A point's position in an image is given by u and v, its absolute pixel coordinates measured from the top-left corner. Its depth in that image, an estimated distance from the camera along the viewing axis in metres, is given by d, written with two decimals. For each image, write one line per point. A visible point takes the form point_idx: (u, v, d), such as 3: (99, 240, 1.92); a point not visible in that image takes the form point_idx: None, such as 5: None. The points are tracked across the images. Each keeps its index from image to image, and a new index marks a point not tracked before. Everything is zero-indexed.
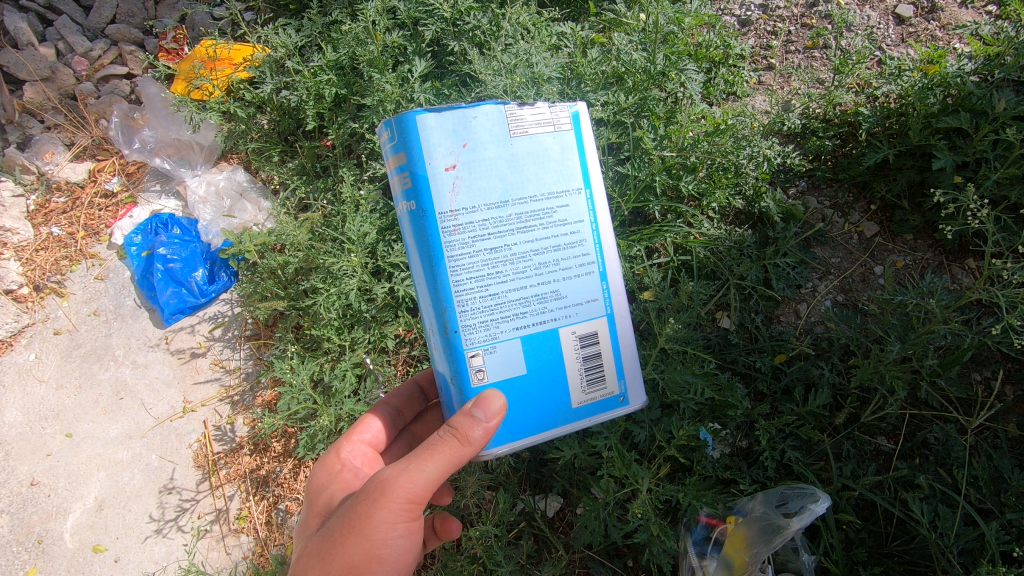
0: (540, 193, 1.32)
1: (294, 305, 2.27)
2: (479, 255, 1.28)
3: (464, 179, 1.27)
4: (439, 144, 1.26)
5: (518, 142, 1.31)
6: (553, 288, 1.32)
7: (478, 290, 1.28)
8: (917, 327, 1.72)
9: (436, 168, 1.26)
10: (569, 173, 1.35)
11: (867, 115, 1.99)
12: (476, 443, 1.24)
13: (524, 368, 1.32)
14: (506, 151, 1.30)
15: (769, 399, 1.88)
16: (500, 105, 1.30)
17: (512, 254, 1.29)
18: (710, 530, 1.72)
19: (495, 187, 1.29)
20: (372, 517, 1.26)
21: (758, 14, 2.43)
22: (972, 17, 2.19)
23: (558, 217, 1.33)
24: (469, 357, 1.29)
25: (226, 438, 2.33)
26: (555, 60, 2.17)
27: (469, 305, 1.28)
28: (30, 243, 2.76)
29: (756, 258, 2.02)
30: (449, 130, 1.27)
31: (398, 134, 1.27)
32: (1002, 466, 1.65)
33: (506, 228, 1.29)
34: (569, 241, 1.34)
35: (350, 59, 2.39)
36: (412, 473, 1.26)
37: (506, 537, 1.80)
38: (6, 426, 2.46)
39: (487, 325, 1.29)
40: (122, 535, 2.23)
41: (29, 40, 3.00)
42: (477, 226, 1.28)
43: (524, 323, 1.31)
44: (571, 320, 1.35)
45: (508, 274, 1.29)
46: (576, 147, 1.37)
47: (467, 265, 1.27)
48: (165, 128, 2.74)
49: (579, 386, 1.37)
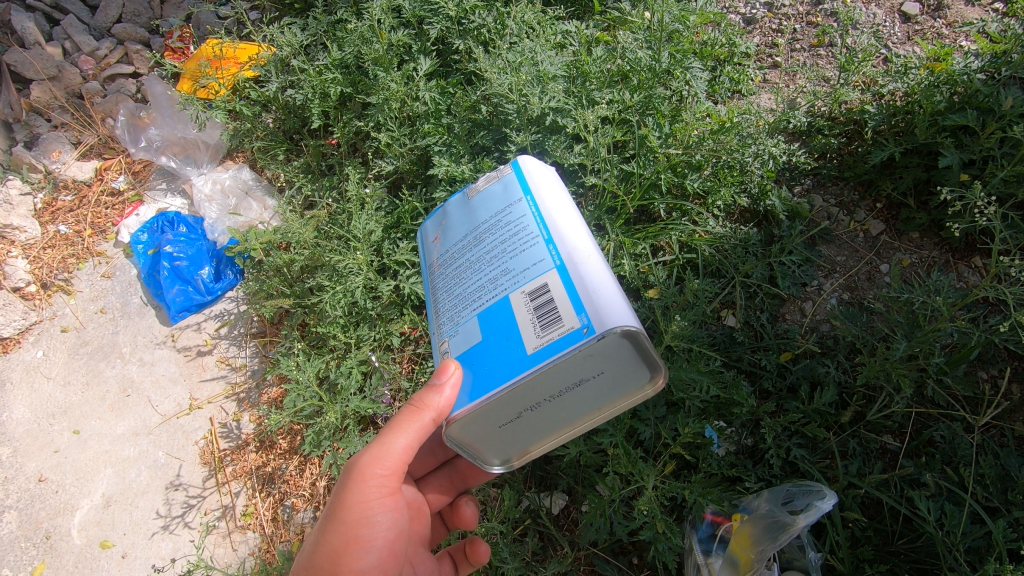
0: (490, 210, 1.58)
1: (299, 304, 2.26)
2: (450, 275, 1.59)
3: (444, 235, 1.69)
4: (433, 222, 1.76)
5: (476, 188, 1.67)
6: (501, 268, 1.46)
7: (448, 297, 1.56)
8: (923, 325, 1.72)
9: (430, 242, 1.73)
10: (512, 190, 1.58)
11: (873, 114, 2.01)
12: (434, 406, 1.40)
13: (479, 336, 1.43)
14: (469, 201, 1.67)
15: (775, 397, 1.87)
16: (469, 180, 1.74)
17: (470, 261, 1.55)
18: (715, 528, 1.68)
19: (462, 224, 1.64)
20: (344, 496, 1.44)
21: (762, 12, 2.44)
22: (978, 14, 2.19)
23: (503, 218, 1.53)
24: (442, 345, 1.51)
25: (232, 435, 2.34)
26: (560, 59, 2.18)
27: (444, 310, 1.55)
28: (38, 241, 2.77)
29: (761, 256, 2.02)
30: (436, 215, 1.76)
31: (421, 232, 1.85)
32: (1009, 464, 1.65)
33: (467, 248, 1.58)
34: (510, 233, 1.50)
35: (356, 58, 2.41)
36: (376, 449, 1.45)
37: (512, 534, 1.83)
38: (14, 422, 2.47)
39: (452, 318, 1.51)
40: (129, 532, 2.24)
41: (36, 40, 3.02)
42: (451, 260, 1.63)
43: (478, 304, 1.46)
44: (518, 283, 1.40)
45: (466, 276, 1.53)
46: (517, 172, 1.60)
47: (442, 283, 1.60)
48: (171, 127, 2.76)
49: (533, 332, 1.34)
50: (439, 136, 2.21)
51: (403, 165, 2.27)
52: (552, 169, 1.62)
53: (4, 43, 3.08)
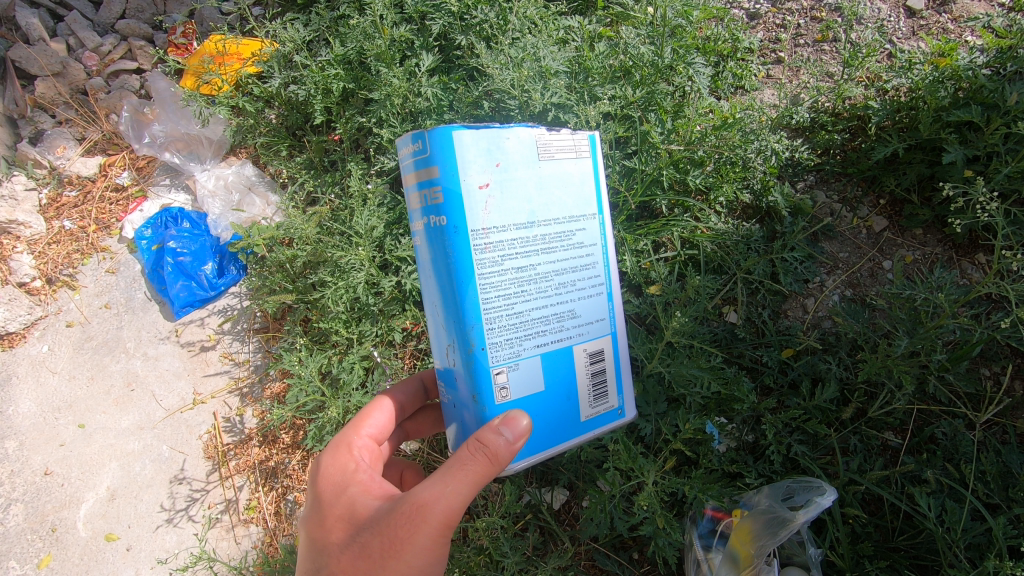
0: (563, 215, 1.32)
1: (302, 299, 2.28)
2: (508, 274, 1.25)
3: (499, 199, 1.23)
4: (474, 162, 1.21)
5: (546, 166, 1.30)
6: (570, 308, 1.34)
7: (506, 311, 1.26)
8: (926, 322, 1.71)
9: (472, 185, 1.21)
10: (585, 201, 1.37)
11: (877, 109, 1.98)
12: (506, 458, 1.22)
13: (542, 384, 1.32)
14: (534, 175, 1.28)
15: (776, 393, 1.90)
16: (532, 128, 1.28)
17: (536, 274, 1.28)
18: (715, 524, 1.71)
19: (523, 208, 1.26)
20: (410, 543, 1.24)
21: (767, 6, 2.42)
22: (983, 9, 2.17)
23: (575, 239, 1.34)
24: (495, 375, 1.26)
25: (235, 429, 2.36)
26: (563, 54, 2.16)
27: (496, 323, 1.25)
28: (42, 237, 2.79)
29: (763, 252, 2.01)
30: (483, 149, 1.22)
31: (432, 149, 1.20)
32: (1011, 461, 1.65)
33: (534, 248, 1.28)
34: (583, 263, 1.36)
35: (358, 53, 2.40)
36: (449, 500, 1.23)
37: (512, 529, 1.82)
38: (20, 416, 2.49)
39: (512, 343, 1.27)
40: (134, 524, 2.26)
41: (40, 36, 3.04)
42: (506, 245, 1.24)
43: (544, 342, 1.31)
44: (582, 337, 1.36)
45: (531, 294, 1.28)
46: (593, 176, 1.39)
47: (496, 284, 1.24)
48: (175, 123, 2.76)
49: (587, 401, 1.39)
50: None
51: None
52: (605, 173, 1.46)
53: (8, 38, 3.08)
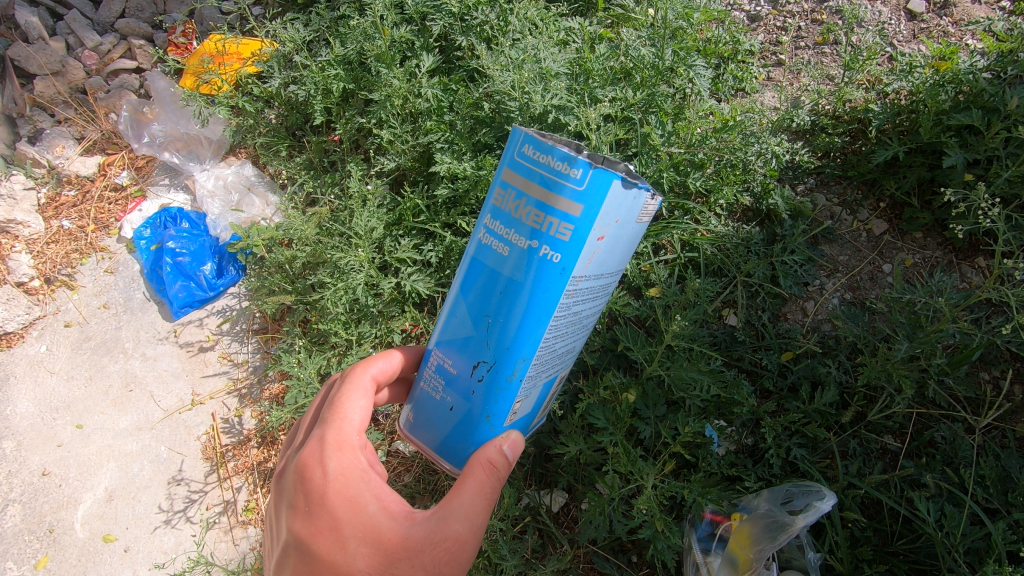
0: (620, 271, 1.33)
1: (301, 300, 2.27)
2: (571, 318, 1.23)
3: (603, 252, 1.17)
4: (610, 215, 1.12)
5: (641, 228, 1.27)
6: (579, 346, 1.39)
7: (550, 350, 1.25)
8: (925, 326, 1.71)
9: (601, 234, 1.13)
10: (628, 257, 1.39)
11: (877, 112, 1.98)
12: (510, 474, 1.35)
13: (533, 409, 1.37)
14: (632, 235, 1.24)
15: (775, 396, 1.88)
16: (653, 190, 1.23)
17: (581, 320, 1.29)
18: (715, 527, 1.69)
19: (610, 262, 1.23)
20: (444, 566, 1.32)
21: (767, 9, 2.42)
22: (984, 13, 2.17)
23: (612, 290, 1.37)
24: (517, 401, 1.27)
25: (234, 430, 2.35)
26: (563, 56, 2.17)
27: (540, 360, 1.24)
28: (41, 237, 2.78)
29: (764, 255, 2.01)
30: (624, 202, 1.13)
31: (586, 190, 1.07)
32: (1010, 465, 1.65)
33: (593, 300, 1.28)
34: (603, 309, 1.40)
35: (359, 54, 2.40)
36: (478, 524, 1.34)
37: (511, 532, 1.81)
38: (18, 416, 2.48)
39: (539, 377, 1.28)
40: (132, 526, 2.25)
41: (40, 35, 3.03)
42: (583, 294, 1.22)
43: (553, 373, 1.33)
44: (570, 368, 1.44)
45: (571, 336, 1.29)
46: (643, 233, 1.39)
47: (559, 326, 1.22)
48: (174, 123, 2.76)
49: (543, 417, 1.48)
50: (440, 133, 2.20)
51: (404, 163, 2.27)
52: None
53: (8, 38, 3.08)
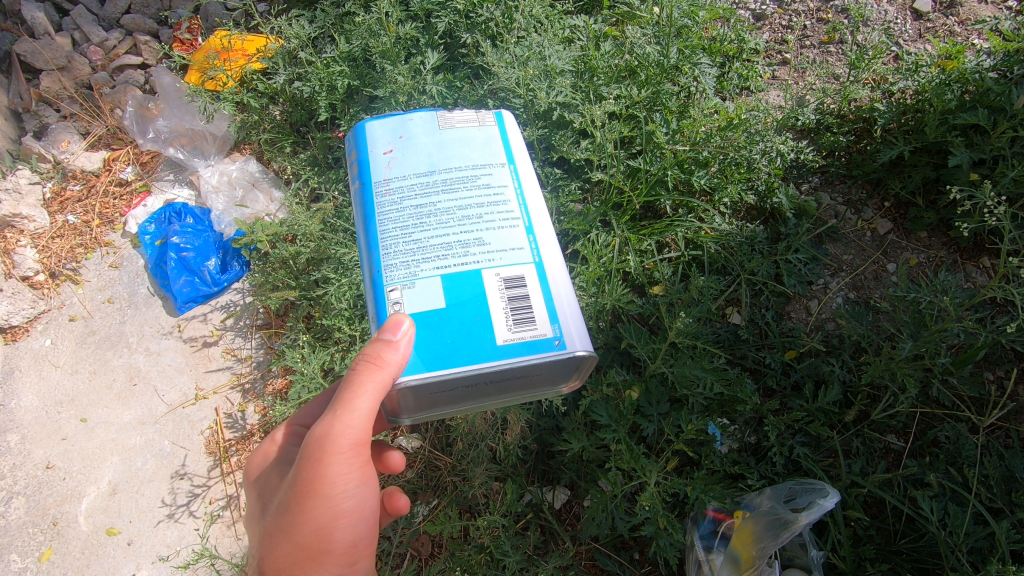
0: (465, 165, 1.52)
1: (304, 296, 2.28)
2: (406, 211, 1.46)
3: (398, 157, 1.53)
4: (381, 138, 1.58)
5: (446, 131, 1.57)
6: (476, 236, 1.42)
7: (402, 238, 1.42)
8: (930, 325, 1.70)
9: (377, 153, 1.56)
10: (493, 151, 1.56)
11: (882, 112, 1.98)
12: (392, 363, 1.27)
13: (440, 302, 1.35)
14: (433, 139, 1.56)
15: (779, 394, 1.87)
16: (432, 111, 1.60)
17: (437, 210, 1.45)
18: (716, 525, 1.70)
19: (423, 161, 1.52)
20: (322, 478, 1.29)
21: (773, 8, 2.42)
22: (991, 12, 2.17)
23: (480, 181, 1.49)
24: (387, 291, 1.38)
25: (237, 425, 2.36)
26: (568, 53, 2.17)
27: (394, 247, 1.42)
28: (46, 230, 2.79)
29: (767, 254, 2.01)
30: (388, 128, 1.59)
31: (354, 141, 1.61)
32: (1014, 465, 1.65)
33: (432, 189, 1.48)
34: (490, 200, 1.47)
35: (364, 50, 2.40)
36: (346, 421, 1.28)
37: (514, 528, 1.81)
38: (22, 410, 2.49)
39: (407, 264, 1.39)
40: (135, 519, 2.26)
41: (46, 30, 3.04)
42: (407, 188, 1.49)
43: (445, 263, 1.39)
44: (491, 262, 1.40)
45: (429, 224, 1.43)
46: (500, 137, 1.60)
47: (394, 218, 1.45)
48: (179, 118, 2.77)
49: (505, 325, 1.36)
50: None
51: None
52: (523, 142, 1.65)
53: (14, 32, 3.09)
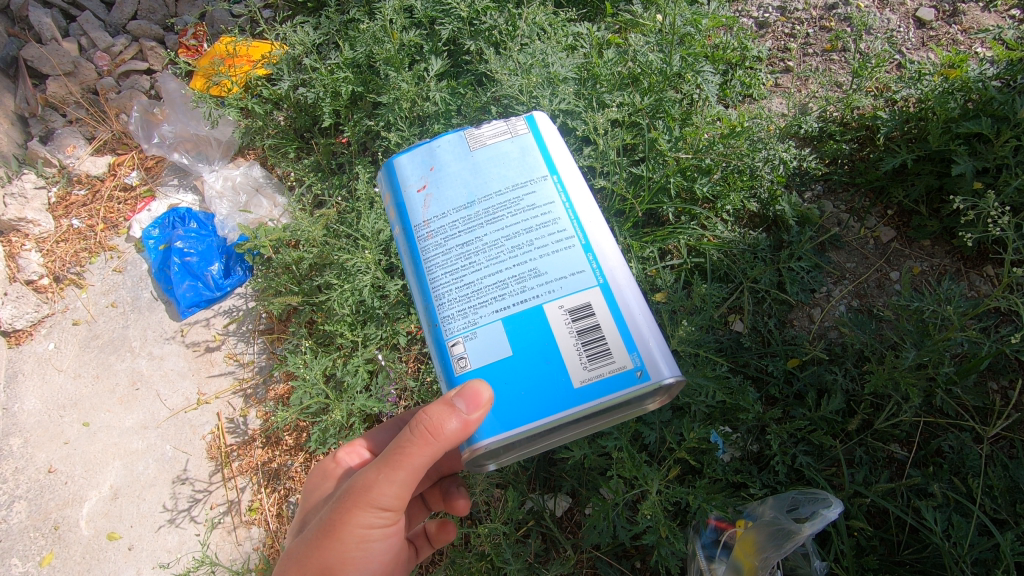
0: (504, 187, 1.49)
1: (308, 301, 2.28)
2: (453, 252, 1.44)
3: (434, 194, 1.52)
4: (412, 174, 1.57)
5: (478, 153, 1.56)
6: (531, 267, 1.39)
7: (455, 282, 1.41)
8: (933, 334, 1.69)
9: (412, 193, 1.55)
10: (533, 167, 1.52)
11: (885, 120, 1.98)
12: (448, 435, 1.25)
13: (508, 349, 1.35)
14: (467, 163, 1.54)
15: (781, 403, 1.86)
16: (460, 132, 1.59)
17: (484, 245, 1.43)
18: (719, 534, 1.70)
19: (461, 192, 1.50)
20: (344, 524, 1.31)
21: (776, 16, 2.43)
22: (994, 21, 2.18)
23: (525, 202, 1.46)
24: (451, 346, 1.38)
25: (239, 430, 2.35)
26: (571, 61, 2.18)
27: (447, 295, 1.41)
28: (51, 235, 2.81)
29: (770, 261, 2.01)
30: (420, 162, 1.58)
31: (386, 179, 1.61)
32: (1018, 476, 1.64)
33: (475, 222, 1.46)
34: (541, 221, 1.44)
35: (368, 57, 2.41)
36: (383, 479, 1.29)
37: (515, 535, 1.81)
38: (26, 413, 2.51)
39: (464, 313, 1.38)
40: (136, 524, 2.26)
41: (52, 36, 3.06)
42: (449, 227, 1.47)
43: (505, 305, 1.37)
44: (555, 295, 1.36)
45: (481, 263, 1.41)
46: (537, 146, 1.56)
47: (442, 261, 1.44)
48: (185, 123, 2.78)
49: (580, 364, 1.33)
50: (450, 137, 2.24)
51: None
52: (562, 144, 1.59)
53: (22, 38, 3.12)
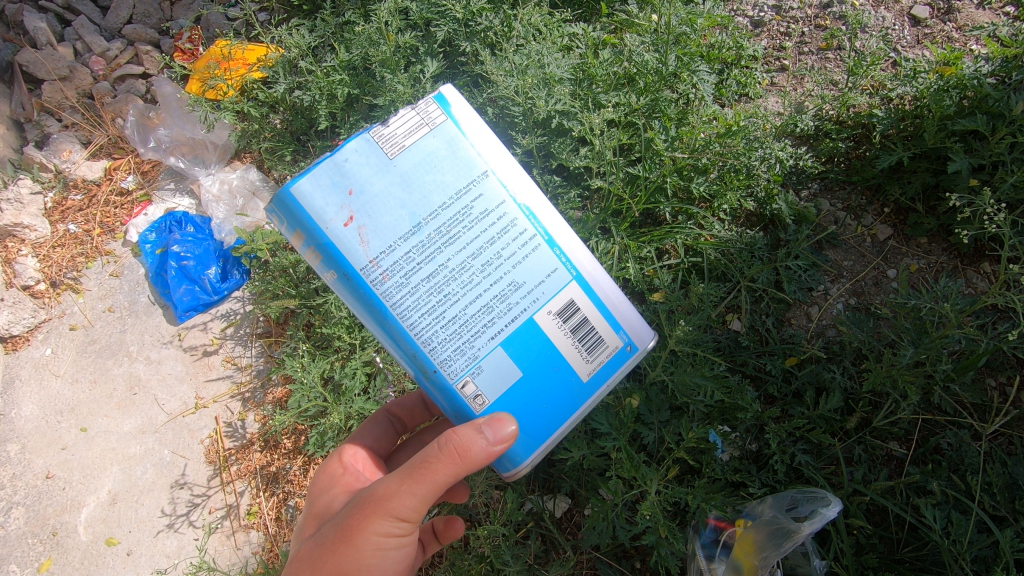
0: (447, 196, 1.30)
1: (305, 304, 2.27)
2: (421, 289, 1.28)
3: (369, 223, 1.27)
4: (326, 205, 1.27)
5: (400, 161, 1.29)
6: (508, 281, 1.31)
7: (439, 322, 1.29)
8: (931, 331, 1.69)
9: (337, 229, 1.27)
10: (467, 163, 1.32)
11: (881, 118, 1.97)
12: (474, 453, 1.23)
13: (516, 370, 1.32)
14: (392, 176, 1.28)
15: (780, 402, 1.86)
16: (364, 136, 1.28)
17: (451, 271, 1.29)
18: (718, 533, 1.71)
19: (400, 215, 1.28)
20: (363, 532, 1.28)
21: (771, 14, 2.42)
22: (988, 18, 2.18)
23: (477, 211, 1.31)
24: (461, 388, 1.30)
25: (237, 434, 2.35)
26: (567, 61, 2.18)
27: (436, 340, 1.29)
28: (47, 240, 2.80)
29: (767, 260, 2.01)
30: (328, 186, 1.27)
31: (290, 216, 1.28)
32: (1017, 472, 1.64)
33: (432, 248, 1.28)
34: (500, 229, 1.32)
35: (363, 59, 2.40)
36: (405, 491, 1.25)
37: (514, 537, 1.81)
38: (23, 419, 2.50)
39: (461, 350, 1.30)
40: (135, 529, 2.26)
41: (48, 40, 3.06)
42: (404, 261, 1.28)
43: (499, 330, 1.31)
44: (541, 302, 1.33)
45: (456, 293, 1.29)
46: (461, 133, 1.32)
47: (412, 303, 1.28)
48: (180, 127, 2.78)
49: (581, 358, 1.36)
50: None
51: None
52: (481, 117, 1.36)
53: (16, 43, 3.12)
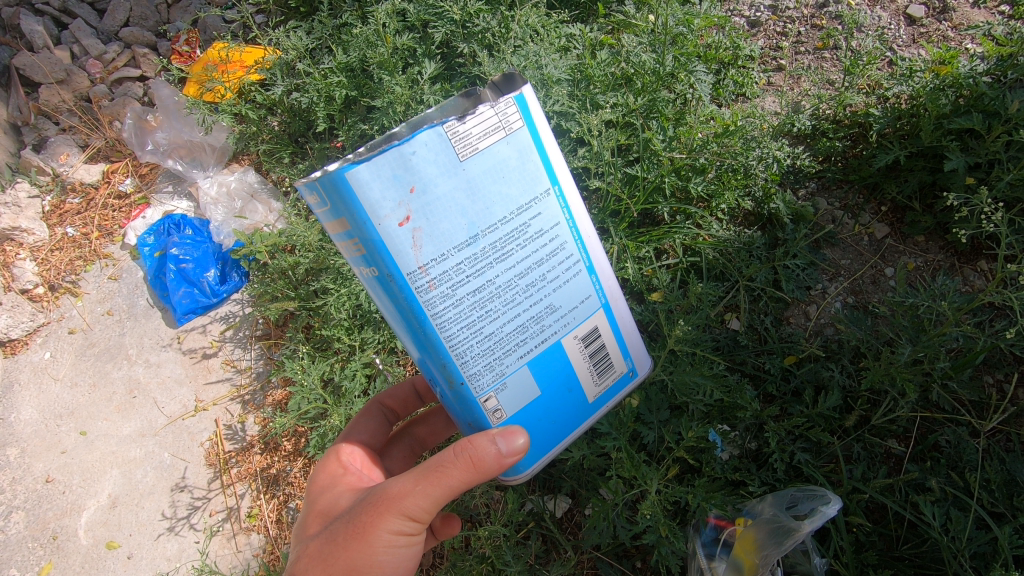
0: (509, 212, 1.18)
1: (304, 306, 2.28)
2: (465, 302, 1.18)
3: (426, 226, 1.12)
4: (382, 198, 1.08)
5: (471, 164, 1.12)
6: (547, 303, 1.27)
7: (475, 337, 1.21)
8: (928, 329, 1.70)
9: (389, 227, 1.10)
10: (533, 177, 1.21)
11: (877, 117, 1.98)
12: (488, 461, 1.23)
13: (536, 389, 1.30)
14: (460, 180, 1.12)
15: (779, 401, 1.87)
16: (437, 126, 1.08)
17: (498, 288, 1.20)
18: (718, 532, 1.71)
19: (459, 224, 1.14)
20: (375, 530, 1.28)
21: (767, 15, 2.44)
22: (984, 17, 2.19)
23: (533, 229, 1.22)
24: (483, 402, 1.26)
25: (237, 437, 2.35)
26: (564, 62, 2.19)
27: (469, 355, 1.22)
28: (46, 243, 2.80)
29: (765, 259, 2.01)
30: (388, 177, 1.07)
31: (337, 201, 1.07)
32: (1015, 469, 1.65)
33: (484, 263, 1.17)
34: (550, 250, 1.25)
35: (360, 61, 2.40)
36: (419, 492, 1.25)
37: (515, 537, 1.81)
38: (22, 423, 2.50)
39: (492, 367, 1.24)
40: (135, 532, 2.26)
41: (44, 43, 3.06)
42: (453, 272, 1.15)
43: (528, 350, 1.27)
44: (570, 326, 1.31)
45: (498, 311, 1.21)
46: (534, 146, 1.20)
47: (454, 317, 1.18)
48: (178, 130, 2.78)
49: (592, 381, 1.38)
50: None
51: None
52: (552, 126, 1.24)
53: (14, 47, 3.12)
